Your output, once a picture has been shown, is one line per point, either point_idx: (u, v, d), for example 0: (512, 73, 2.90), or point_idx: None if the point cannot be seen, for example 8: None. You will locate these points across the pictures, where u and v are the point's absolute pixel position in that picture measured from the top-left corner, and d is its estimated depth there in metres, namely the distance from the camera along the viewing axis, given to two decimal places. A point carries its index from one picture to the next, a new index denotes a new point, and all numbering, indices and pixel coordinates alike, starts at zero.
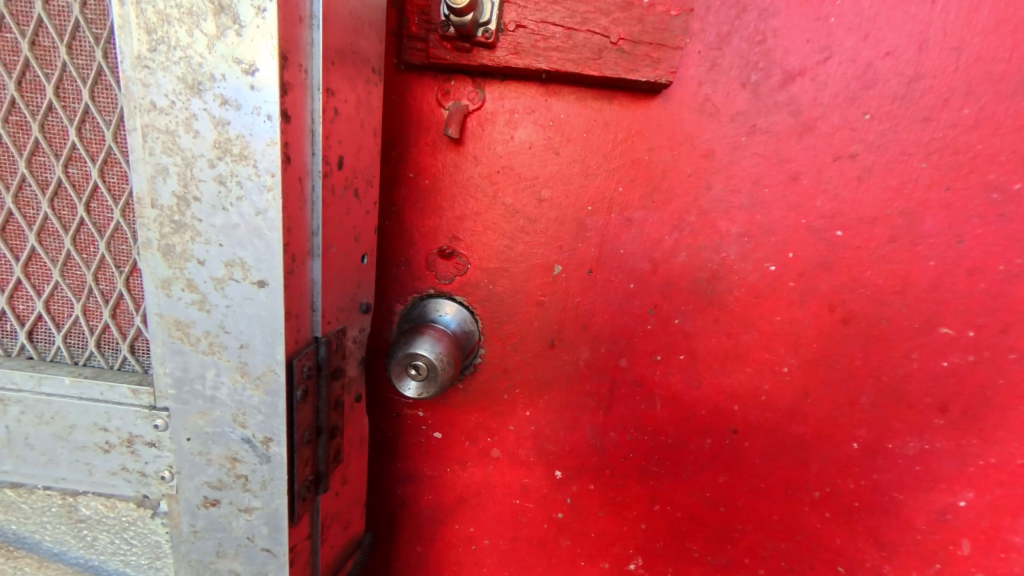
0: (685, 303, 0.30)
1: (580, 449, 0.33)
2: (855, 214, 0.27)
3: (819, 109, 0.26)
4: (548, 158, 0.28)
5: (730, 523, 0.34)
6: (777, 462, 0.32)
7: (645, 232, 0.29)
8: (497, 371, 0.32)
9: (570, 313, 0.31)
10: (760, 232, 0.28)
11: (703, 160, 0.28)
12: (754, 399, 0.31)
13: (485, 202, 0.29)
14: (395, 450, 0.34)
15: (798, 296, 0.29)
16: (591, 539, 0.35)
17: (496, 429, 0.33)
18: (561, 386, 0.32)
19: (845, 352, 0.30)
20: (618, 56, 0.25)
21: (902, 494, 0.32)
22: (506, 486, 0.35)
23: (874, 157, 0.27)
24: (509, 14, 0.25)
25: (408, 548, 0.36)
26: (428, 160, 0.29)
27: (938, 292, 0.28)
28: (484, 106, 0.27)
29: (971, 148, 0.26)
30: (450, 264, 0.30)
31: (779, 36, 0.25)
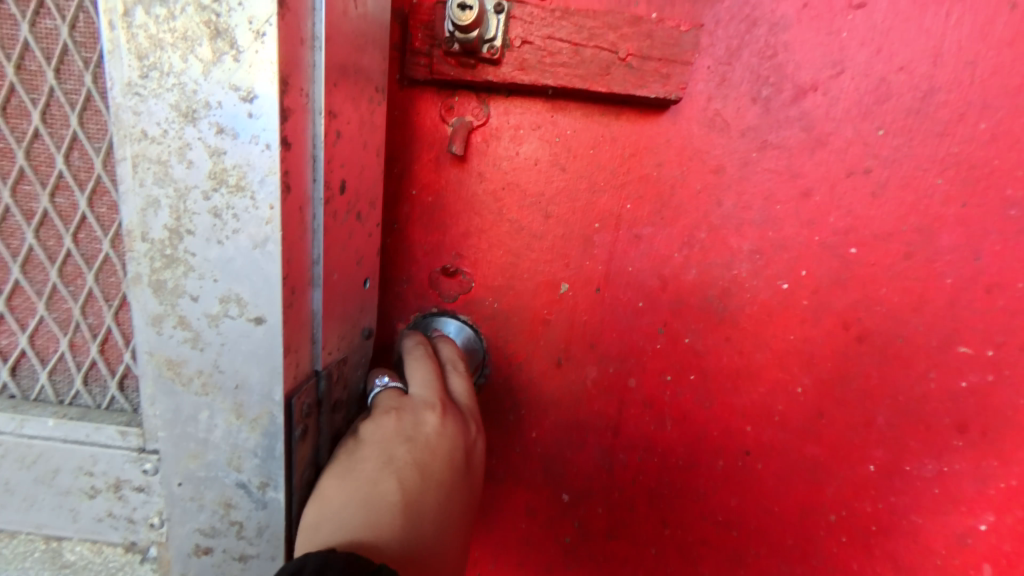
0: (696, 321, 0.29)
1: (587, 470, 0.32)
2: (870, 230, 0.27)
3: (832, 124, 0.26)
4: (554, 174, 0.27)
5: (743, 547, 0.33)
6: (791, 484, 0.31)
7: (654, 248, 0.28)
8: (502, 391, 0.31)
9: (577, 331, 0.30)
10: (772, 248, 0.28)
11: (712, 176, 0.27)
12: (767, 418, 0.30)
13: (490, 218, 0.28)
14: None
15: (811, 314, 0.28)
16: (600, 564, 0.34)
17: (500, 450, 0.33)
18: (568, 406, 0.31)
19: (860, 370, 0.29)
20: (626, 72, 0.24)
21: (921, 517, 0.31)
22: (511, 508, 0.34)
23: (888, 172, 0.26)
24: (515, 29, 0.24)
25: None
26: (432, 177, 0.28)
27: (954, 309, 0.27)
28: (489, 122, 0.27)
29: (987, 163, 0.25)
30: (454, 282, 0.30)
31: (790, 50, 0.25)
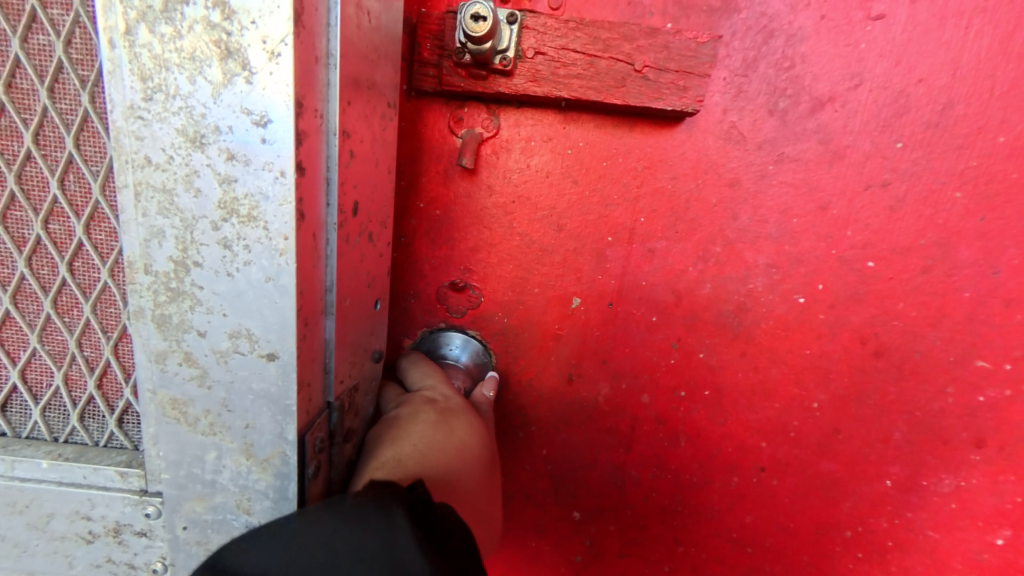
0: (710, 337, 0.29)
1: (599, 488, 0.32)
2: (888, 244, 0.26)
3: (850, 137, 0.25)
4: (565, 187, 0.27)
5: (758, 565, 0.32)
6: (807, 501, 0.31)
7: (668, 263, 0.28)
8: (512, 408, 0.31)
9: (590, 347, 0.29)
10: (788, 262, 0.27)
11: (728, 189, 0.26)
12: (782, 435, 0.30)
13: (500, 232, 0.28)
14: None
15: (828, 329, 0.28)
16: None
17: (510, 468, 0.32)
18: (579, 423, 0.31)
19: (877, 386, 0.28)
20: (642, 84, 0.24)
21: (937, 533, 0.30)
22: (521, 527, 0.33)
23: (906, 185, 0.26)
24: (528, 40, 0.23)
25: None
26: (440, 189, 0.27)
27: (974, 324, 0.27)
28: (499, 134, 0.26)
29: (1005, 177, 0.25)
30: (462, 297, 0.29)
31: (808, 62, 0.24)
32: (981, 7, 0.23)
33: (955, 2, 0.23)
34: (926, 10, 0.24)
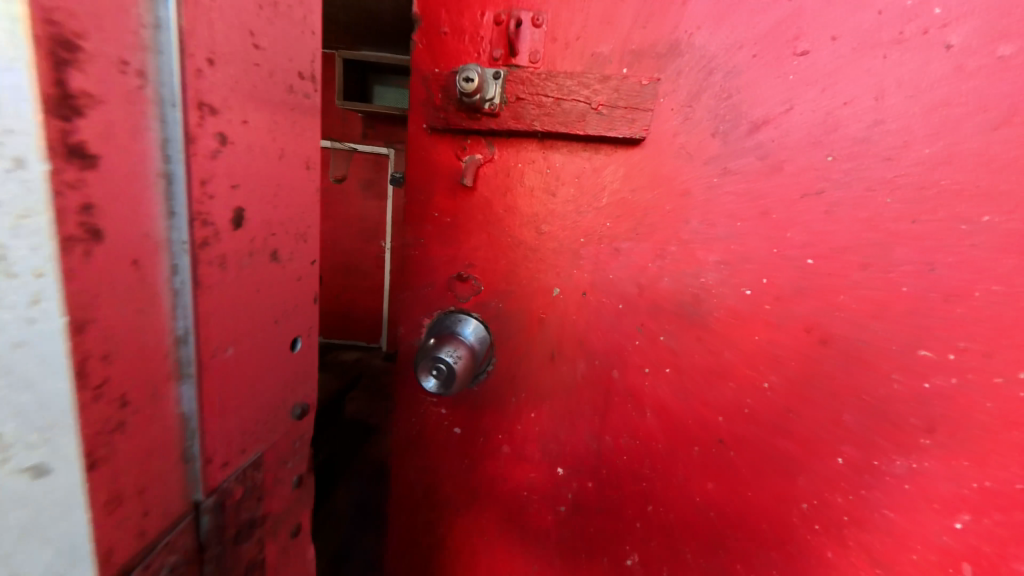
0: (671, 323, 0.34)
1: (580, 450, 0.38)
2: (827, 244, 0.30)
3: (786, 152, 0.30)
4: (548, 199, 0.34)
5: (720, 529, 0.36)
6: (764, 474, 0.34)
7: (632, 260, 0.33)
8: (505, 378, 0.37)
9: (568, 329, 0.35)
10: (737, 260, 0.32)
11: (681, 198, 0.32)
12: (738, 412, 0.34)
13: (496, 235, 0.35)
14: (418, 443, 0.40)
15: (775, 318, 0.32)
16: (592, 535, 0.39)
17: (507, 428, 0.38)
18: (562, 393, 0.37)
19: (826, 371, 0.32)
20: (598, 119, 0.31)
21: (893, 512, 0.33)
22: (515, 480, 0.39)
23: (840, 193, 0.29)
24: (511, 89, 0.31)
25: (433, 528, 0.42)
26: (449, 202, 0.35)
27: (916, 316, 0.30)
28: (493, 159, 0.33)
29: (935, 184, 0.28)
30: (466, 286, 0.36)
31: (744, 92, 0.29)
32: (898, 39, 0.27)
33: (875, 36, 0.27)
34: (847, 44, 0.28)
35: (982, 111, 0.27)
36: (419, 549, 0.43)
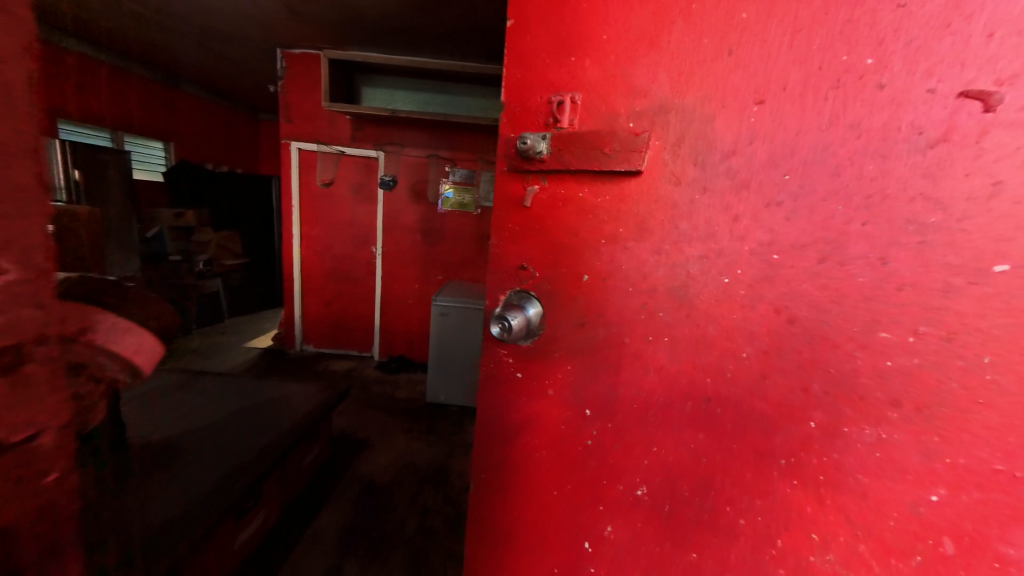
0: (665, 302, 0.44)
1: (601, 396, 0.48)
2: (788, 241, 0.39)
3: (754, 173, 0.39)
4: (582, 216, 0.46)
5: (709, 474, 0.44)
6: (746, 430, 0.42)
7: (636, 256, 0.44)
8: (546, 341, 0.49)
9: (593, 306, 0.47)
10: (715, 254, 0.41)
11: (671, 209, 0.43)
12: (721, 375, 0.42)
13: (545, 237, 0.49)
14: (490, 380, 0.53)
15: (748, 301, 0.41)
16: (610, 465, 0.49)
17: (549, 374, 0.50)
18: (586, 354, 0.48)
19: (792, 346, 0.39)
20: (608, 157, 0.44)
21: (867, 477, 0.38)
22: (553, 416, 0.50)
23: (798, 203, 0.38)
24: (552, 141, 0.46)
25: (495, 446, 0.55)
26: (515, 214, 0.50)
27: (872, 302, 0.36)
28: (544, 186, 0.48)
29: (881, 192, 0.35)
30: (524, 273, 0.50)
31: (718, 128, 0.40)
32: (837, 86, 0.36)
33: (821, 84, 0.37)
34: (796, 91, 0.37)
35: (916, 134, 0.34)
36: (484, 459, 0.56)
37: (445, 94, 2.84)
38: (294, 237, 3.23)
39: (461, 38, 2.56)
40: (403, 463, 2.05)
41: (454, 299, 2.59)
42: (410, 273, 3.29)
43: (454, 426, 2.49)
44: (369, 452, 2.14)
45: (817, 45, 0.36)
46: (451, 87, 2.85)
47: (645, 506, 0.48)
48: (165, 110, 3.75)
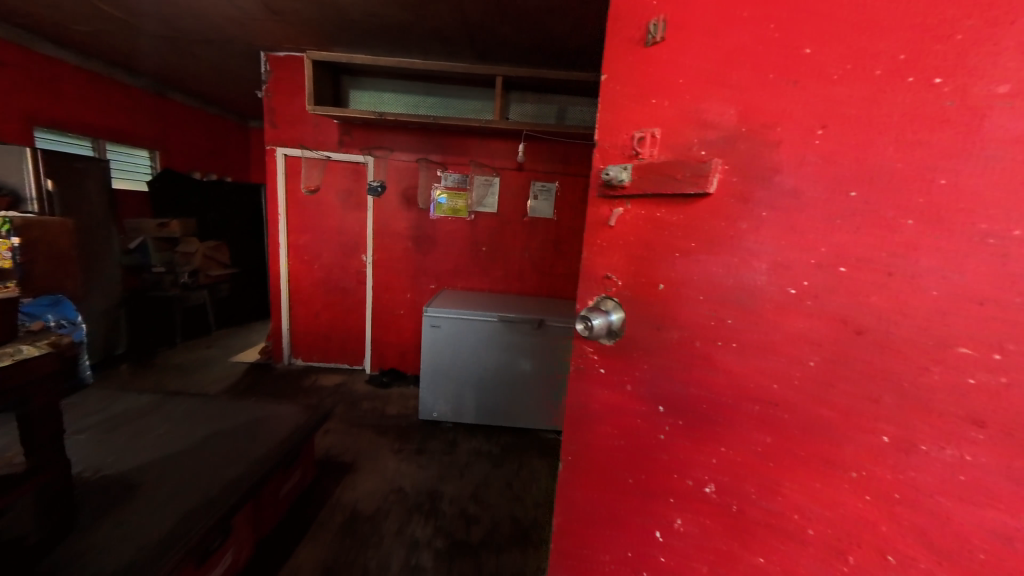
0: (734, 312, 0.53)
1: (674, 394, 0.59)
2: (853, 255, 0.44)
3: (819, 193, 0.46)
4: (659, 231, 0.58)
5: (777, 477, 0.52)
6: (814, 436, 0.49)
7: (706, 267, 0.54)
8: (626, 337, 0.63)
9: (667, 310, 0.58)
10: (781, 266, 0.49)
11: (738, 227, 0.51)
12: (789, 379, 0.50)
13: (626, 251, 0.61)
14: (580, 371, 0.70)
15: (813, 311, 0.47)
16: (679, 459, 0.60)
17: (628, 372, 0.64)
18: (661, 351, 0.59)
19: (859, 355, 0.45)
20: (679, 183, 0.54)
21: (947, 500, 0.42)
22: (631, 409, 0.64)
23: (863, 217, 0.43)
24: (633, 173, 0.59)
25: (583, 432, 0.71)
26: (602, 234, 0.64)
27: (948, 316, 0.40)
28: (628, 209, 0.60)
29: (950, 209, 0.39)
30: (607, 281, 0.64)
31: (786, 154, 0.47)
32: (903, 114, 0.41)
33: (887, 114, 0.42)
34: (862, 120, 0.43)
35: (988, 153, 0.37)
36: (574, 442, 0.73)
37: (434, 96, 3.22)
38: (286, 249, 3.60)
39: (437, 39, 2.81)
40: (391, 489, 2.15)
41: (442, 311, 2.74)
42: (393, 280, 3.62)
43: (444, 446, 2.60)
44: (357, 474, 2.25)
45: (878, 71, 0.42)
46: (442, 90, 3.22)
47: (711, 501, 0.58)
48: (124, 114, 4.21)
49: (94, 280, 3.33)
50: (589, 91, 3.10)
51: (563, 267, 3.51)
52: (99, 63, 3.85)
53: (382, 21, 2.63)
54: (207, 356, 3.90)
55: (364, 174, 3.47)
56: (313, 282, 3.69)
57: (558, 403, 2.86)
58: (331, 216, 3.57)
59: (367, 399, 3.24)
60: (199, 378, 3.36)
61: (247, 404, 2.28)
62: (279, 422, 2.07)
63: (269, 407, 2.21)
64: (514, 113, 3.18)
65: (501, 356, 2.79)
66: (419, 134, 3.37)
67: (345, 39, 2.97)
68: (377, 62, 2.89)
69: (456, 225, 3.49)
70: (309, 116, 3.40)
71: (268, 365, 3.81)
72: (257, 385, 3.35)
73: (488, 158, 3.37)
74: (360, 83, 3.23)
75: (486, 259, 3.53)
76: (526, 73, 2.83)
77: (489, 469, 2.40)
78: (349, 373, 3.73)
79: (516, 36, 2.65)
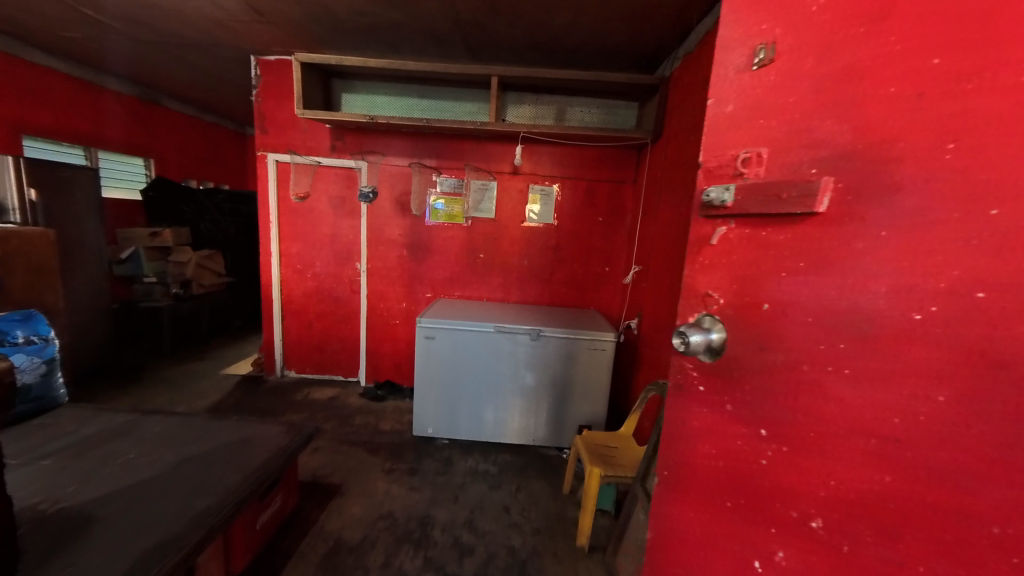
0: (851, 338, 0.53)
1: (779, 417, 0.59)
2: (994, 282, 0.45)
3: (951, 217, 0.47)
4: (765, 249, 0.58)
5: (900, 523, 0.53)
6: (943, 477, 0.49)
7: (818, 287, 0.54)
8: (727, 356, 0.61)
9: (772, 331, 0.58)
10: (904, 290, 0.49)
11: (857, 249, 0.51)
12: (914, 415, 0.50)
13: (729, 270, 0.61)
14: (675, 390, 0.68)
15: (944, 340, 0.48)
16: (784, 487, 0.60)
17: (728, 392, 0.62)
18: (768, 372, 0.58)
19: (995, 394, 0.46)
20: (788, 202, 0.54)
21: None
22: (730, 432, 0.63)
23: (1004, 244, 0.45)
24: (737, 192, 0.59)
25: (670, 453, 0.69)
26: (701, 252, 0.64)
27: None
28: (732, 228, 0.61)
29: None
30: (707, 297, 0.64)
31: (913, 175, 0.48)
32: None
33: None
34: (997, 146, 0.44)
35: None
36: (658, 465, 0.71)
37: (428, 99, 3.15)
38: (278, 257, 3.50)
39: (432, 41, 2.74)
40: (381, 514, 2.17)
41: (437, 322, 2.68)
42: (387, 290, 3.48)
43: (437, 467, 2.60)
44: (345, 498, 2.27)
45: (1016, 85, 0.44)
46: (437, 93, 3.14)
47: (818, 539, 0.58)
48: (120, 124, 4.17)
49: (77, 294, 3.20)
50: (587, 90, 3.00)
51: (562, 274, 3.40)
52: (89, 70, 3.75)
53: (371, 20, 2.52)
54: (197, 368, 3.78)
55: (356, 179, 3.36)
56: (305, 292, 3.57)
57: (557, 418, 2.79)
58: (323, 224, 3.45)
59: (359, 413, 3.21)
60: (187, 394, 3.24)
61: (229, 424, 2.22)
62: (262, 446, 2.03)
63: (252, 430, 2.16)
64: (511, 116, 3.11)
65: (498, 368, 2.73)
66: (413, 138, 3.27)
67: (335, 41, 2.86)
68: (367, 64, 2.79)
69: (452, 231, 3.38)
70: (299, 121, 3.29)
71: (259, 378, 3.69)
72: (247, 400, 3.22)
73: (484, 162, 3.27)
74: (353, 87, 3.16)
75: (483, 266, 3.42)
76: (520, 73, 2.74)
77: (484, 492, 2.41)
78: (343, 387, 3.61)
79: (512, 34, 2.56)
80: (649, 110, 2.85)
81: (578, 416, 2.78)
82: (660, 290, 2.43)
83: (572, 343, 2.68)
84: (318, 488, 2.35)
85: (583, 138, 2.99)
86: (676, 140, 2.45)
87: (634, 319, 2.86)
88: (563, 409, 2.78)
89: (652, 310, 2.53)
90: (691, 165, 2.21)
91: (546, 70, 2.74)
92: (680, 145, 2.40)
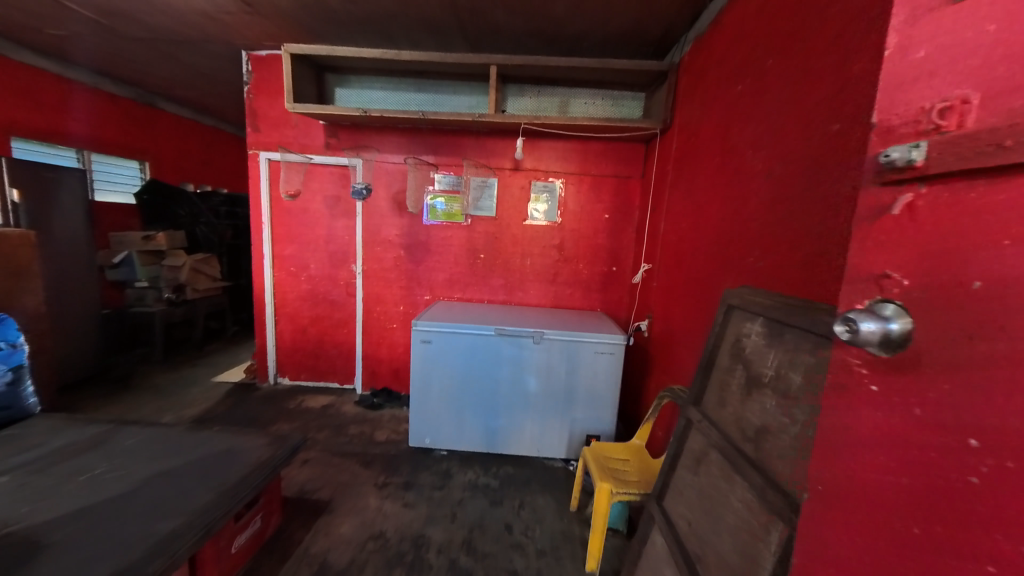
0: None
1: (1002, 427, 0.41)
2: None
3: None
4: (976, 217, 0.43)
5: None
6: None
7: None
8: (911, 355, 0.47)
9: (992, 314, 0.42)
10: None
11: None
12: None
13: (924, 248, 0.46)
14: (840, 389, 0.54)
15: None
16: (1011, 516, 0.41)
17: (919, 394, 0.47)
18: (984, 368, 0.42)
19: None
20: (1009, 152, 0.39)
21: None
22: (919, 441, 0.47)
23: None
24: (931, 149, 0.44)
25: (836, 464, 0.55)
26: (880, 224, 0.50)
27: None
28: (922, 194, 0.46)
29: None
30: (887, 281, 0.49)
31: None
32: None
33: None
34: None
35: None
36: (819, 477, 0.58)
37: (425, 93, 2.98)
38: (271, 259, 3.35)
39: (425, 28, 2.53)
40: (371, 534, 1.99)
41: (433, 325, 2.52)
42: (384, 294, 3.34)
43: (434, 481, 2.42)
44: (333, 517, 2.10)
45: None
46: (434, 86, 2.99)
47: None
48: (117, 125, 4.04)
49: (62, 300, 3.06)
50: (591, 81, 2.83)
51: (568, 274, 3.22)
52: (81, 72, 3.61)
53: (363, 8, 2.35)
54: (189, 375, 3.64)
55: (350, 177, 3.21)
56: (300, 296, 3.42)
57: (562, 427, 2.60)
58: (318, 225, 3.31)
59: (354, 422, 3.03)
60: (177, 403, 3.09)
61: (207, 436, 2.04)
62: (240, 460, 1.85)
63: (232, 442, 1.98)
64: (512, 109, 2.96)
65: (499, 373, 2.55)
66: (410, 134, 3.12)
67: (326, 33, 2.71)
68: (359, 56, 2.64)
69: (452, 230, 3.22)
70: (293, 118, 3.15)
71: (252, 385, 3.53)
72: (237, 408, 3.06)
73: (484, 156, 3.11)
74: (347, 82, 3.01)
75: (484, 266, 3.26)
76: (518, 61, 2.57)
77: (486, 509, 2.22)
78: (339, 394, 3.45)
79: (512, 21, 2.39)
80: (657, 100, 2.68)
81: (584, 425, 2.59)
82: (671, 290, 2.24)
83: (577, 347, 2.50)
84: (305, 506, 2.17)
85: (588, 130, 2.82)
86: (687, 129, 2.27)
87: (644, 321, 2.67)
88: (568, 417, 2.59)
89: (663, 312, 2.34)
90: (704, 155, 2.02)
91: (548, 59, 2.57)
92: (692, 134, 2.20)
